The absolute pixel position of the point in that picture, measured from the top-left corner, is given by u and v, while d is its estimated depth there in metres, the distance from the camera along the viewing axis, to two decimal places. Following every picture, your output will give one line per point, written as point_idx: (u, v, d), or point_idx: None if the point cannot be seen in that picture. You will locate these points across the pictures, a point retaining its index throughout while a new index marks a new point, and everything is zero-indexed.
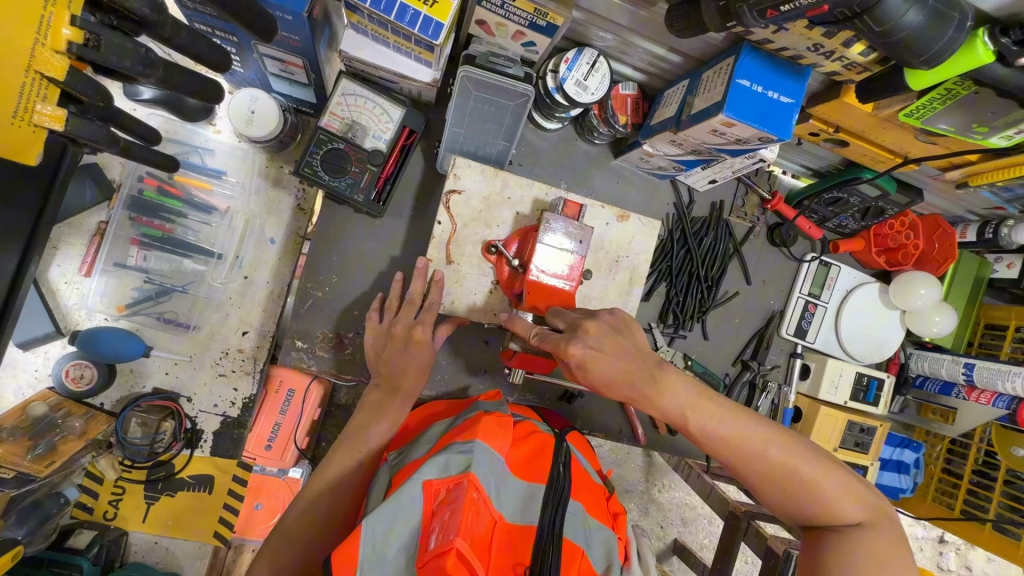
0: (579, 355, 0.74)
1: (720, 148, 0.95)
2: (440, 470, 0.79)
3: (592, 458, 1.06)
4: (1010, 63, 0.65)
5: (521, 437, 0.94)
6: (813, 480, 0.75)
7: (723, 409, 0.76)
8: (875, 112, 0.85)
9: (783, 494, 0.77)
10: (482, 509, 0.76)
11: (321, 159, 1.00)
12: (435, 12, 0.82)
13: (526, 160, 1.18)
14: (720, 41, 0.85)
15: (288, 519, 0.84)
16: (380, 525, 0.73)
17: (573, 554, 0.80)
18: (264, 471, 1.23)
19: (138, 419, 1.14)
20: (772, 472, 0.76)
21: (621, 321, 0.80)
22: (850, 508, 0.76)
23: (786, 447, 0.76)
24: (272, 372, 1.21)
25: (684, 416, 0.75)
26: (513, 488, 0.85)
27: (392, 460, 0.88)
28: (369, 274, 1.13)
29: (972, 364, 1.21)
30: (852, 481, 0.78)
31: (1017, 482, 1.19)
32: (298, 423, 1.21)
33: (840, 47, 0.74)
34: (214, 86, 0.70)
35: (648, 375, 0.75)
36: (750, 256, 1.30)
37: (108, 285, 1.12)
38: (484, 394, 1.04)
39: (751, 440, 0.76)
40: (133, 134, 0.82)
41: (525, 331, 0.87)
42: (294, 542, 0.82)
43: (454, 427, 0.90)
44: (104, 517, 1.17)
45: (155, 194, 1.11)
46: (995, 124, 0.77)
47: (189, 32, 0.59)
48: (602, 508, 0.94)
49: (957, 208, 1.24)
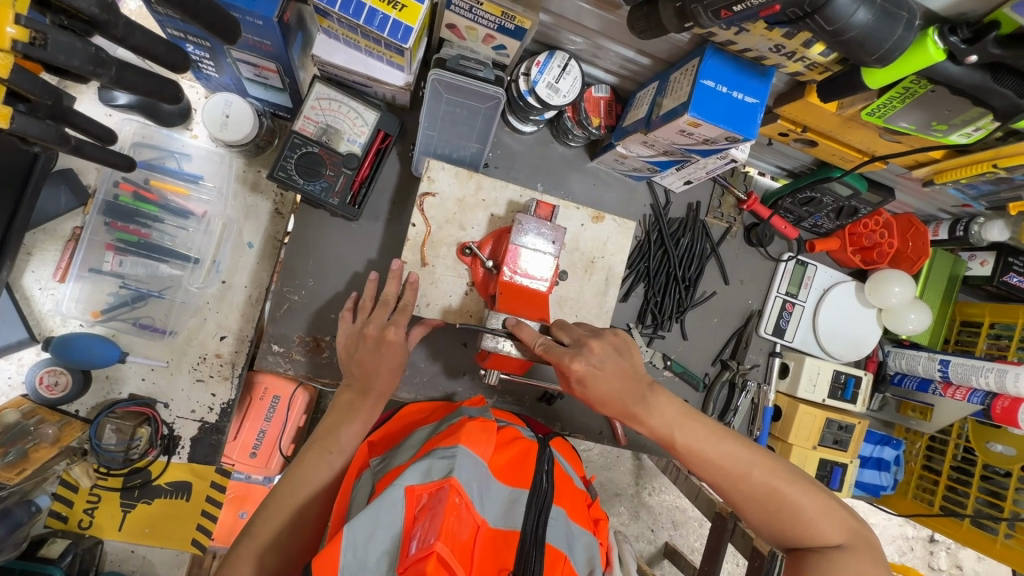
0: (581, 370, 0.80)
1: (689, 148, 0.97)
2: (423, 475, 0.77)
3: (576, 464, 1.05)
4: (960, 62, 0.66)
5: (505, 442, 0.92)
6: (793, 500, 0.81)
7: (707, 429, 0.83)
8: (838, 112, 0.86)
9: (766, 513, 0.82)
10: (463, 514, 0.76)
11: (296, 163, 1.01)
12: (404, 16, 0.83)
13: (502, 163, 1.18)
14: (685, 42, 0.87)
15: (260, 523, 0.83)
16: (361, 529, 0.72)
17: (556, 559, 0.81)
18: (247, 479, 1.23)
19: (114, 426, 1.14)
20: (756, 493, 0.82)
21: (624, 343, 0.85)
22: (830, 530, 0.81)
23: (769, 470, 0.82)
24: (254, 379, 1.21)
25: (672, 435, 0.82)
26: (496, 493, 0.83)
27: (376, 466, 0.85)
28: (346, 277, 1.13)
29: (947, 360, 1.22)
30: (831, 503, 0.83)
31: (994, 477, 1.20)
32: (283, 429, 1.22)
33: (801, 47, 0.75)
34: (174, 87, 0.71)
35: (639, 395, 0.82)
36: (728, 256, 1.31)
37: (83, 290, 1.12)
38: (469, 400, 1.04)
39: (735, 461, 0.82)
40: (89, 134, 0.82)
41: (512, 331, 0.89)
42: (266, 545, 0.82)
43: (438, 433, 0.89)
44: (79, 525, 1.16)
45: (130, 199, 1.11)
46: (953, 121, 0.79)
47: (144, 32, 0.59)
48: (584, 512, 0.92)
49: (929, 207, 1.25)
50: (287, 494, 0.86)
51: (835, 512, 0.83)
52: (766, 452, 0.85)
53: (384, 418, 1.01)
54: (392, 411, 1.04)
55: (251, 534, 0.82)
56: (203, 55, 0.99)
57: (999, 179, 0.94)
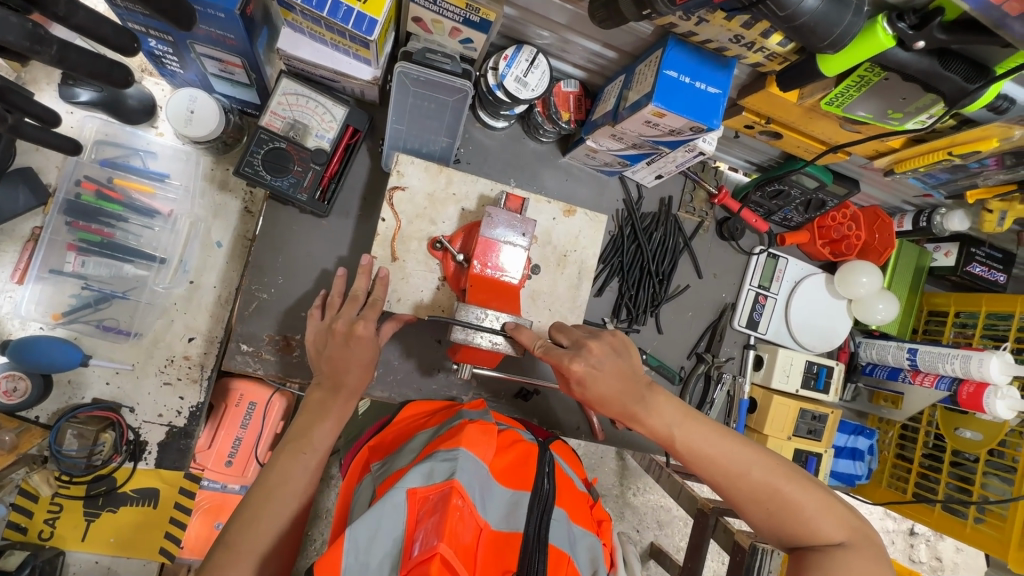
0: (581, 371, 0.80)
1: (656, 140, 0.98)
2: (424, 478, 0.76)
3: (576, 466, 1.02)
4: (909, 47, 0.68)
5: (505, 444, 0.88)
6: (794, 500, 0.80)
7: (707, 428, 0.83)
8: (799, 101, 0.88)
9: (768, 514, 0.81)
10: (467, 516, 0.75)
11: (262, 159, 1.00)
12: (369, 8, 0.83)
13: (474, 159, 1.18)
14: (648, 34, 0.88)
15: (239, 531, 0.79)
16: (363, 532, 0.71)
17: (560, 560, 0.79)
18: (223, 488, 1.19)
19: (75, 431, 1.09)
20: (757, 492, 0.81)
21: (624, 344, 0.85)
22: (831, 528, 0.80)
23: (769, 468, 0.81)
24: (231, 386, 1.20)
25: (671, 434, 0.82)
26: (498, 496, 0.82)
27: (377, 470, 0.86)
28: (315, 275, 1.11)
29: (915, 348, 1.24)
30: (831, 501, 0.82)
31: (965, 463, 1.23)
32: (259, 437, 1.19)
33: (759, 37, 0.77)
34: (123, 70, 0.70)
35: (640, 395, 0.82)
36: (700, 250, 1.33)
37: (43, 292, 1.08)
38: (469, 403, 1.01)
39: (734, 459, 0.81)
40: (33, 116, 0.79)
41: (509, 334, 0.89)
42: (242, 554, 0.77)
43: (439, 435, 0.87)
44: (40, 537, 1.13)
45: (93, 198, 1.08)
46: (908, 109, 0.81)
47: (88, 12, 0.58)
48: (586, 513, 0.90)
49: (894, 199, 1.28)
50: (263, 499, 0.81)
51: (837, 512, 0.81)
52: (771, 453, 0.84)
53: (387, 421, 1.01)
54: (394, 414, 1.03)
55: (228, 544, 0.77)
56: (166, 51, 0.97)
57: (954, 167, 0.96)
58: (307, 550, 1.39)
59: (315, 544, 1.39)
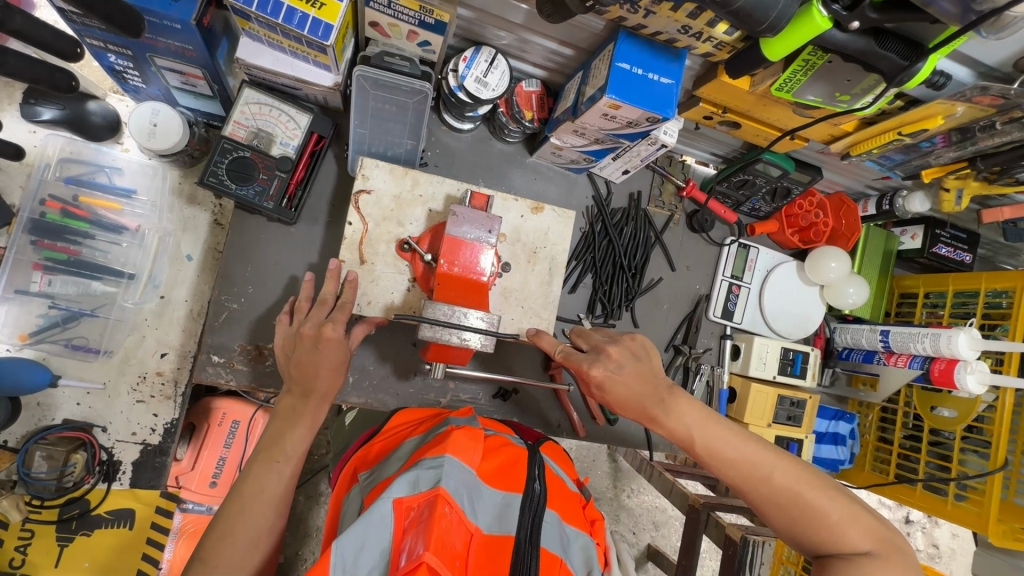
0: (601, 376, 0.82)
1: (616, 132, 0.99)
2: (411, 487, 0.74)
3: (567, 466, 1.00)
4: (845, 28, 0.70)
5: (493, 448, 0.88)
6: (813, 504, 0.77)
7: (727, 431, 0.82)
8: (752, 89, 0.90)
9: (788, 519, 0.79)
10: (454, 524, 0.73)
11: (227, 168, 1.00)
12: (324, 14, 0.84)
13: (441, 162, 1.20)
14: (600, 29, 0.90)
15: (212, 548, 0.76)
16: (349, 545, 0.69)
17: (553, 562, 0.77)
18: (208, 511, 1.21)
19: (44, 453, 1.09)
20: (778, 497, 0.79)
21: (642, 347, 0.86)
22: (854, 535, 0.76)
23: (791, 473, 0.79)
24: (213, 405, 1.21)
25: (689, 434, 0.81)
26: (487, 500, 0.80)
27: (364, 479, 0.85)
28: (286, 283, 1.11)
29: (887, 330, 1.26)
30: (853, 507, 0.78)
31: (943, 441, 1.24)
32: (242, 456, 1.21)
33: (706, 27, 0.79)
34: (62, 75, 0.81)
35: (659, 397, 0.82)
36: (672, 243, 1.34)
37: (10, 313, 1.06)
38: (456, 410, 0.97)
39: (756, 463, 0.80)
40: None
41: (532, 341, 0.95)
42: (216, 570, 0.74)
43: (427, 443, 0.85)
44: (11, 565, 1.09)
45: (59, 216, 1.06)
46: (854, 91, 0.83)
47: (24, 17, 0.66)
48: (579, 514, 0.88)
49: (857, 184, 1.31)
50: (236, 514, 0.78)
51: (862, 519, 0.77)
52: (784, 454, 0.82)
53: (376, 430, 0.99)
54: (382, 424, 1.01)
55: (204, 561, 0.74)
56: (127, 66, 0.98)
57: (907, 147, 0.99)
58: (298, 570, 1.36)
59: (305, 562, 1.37)
